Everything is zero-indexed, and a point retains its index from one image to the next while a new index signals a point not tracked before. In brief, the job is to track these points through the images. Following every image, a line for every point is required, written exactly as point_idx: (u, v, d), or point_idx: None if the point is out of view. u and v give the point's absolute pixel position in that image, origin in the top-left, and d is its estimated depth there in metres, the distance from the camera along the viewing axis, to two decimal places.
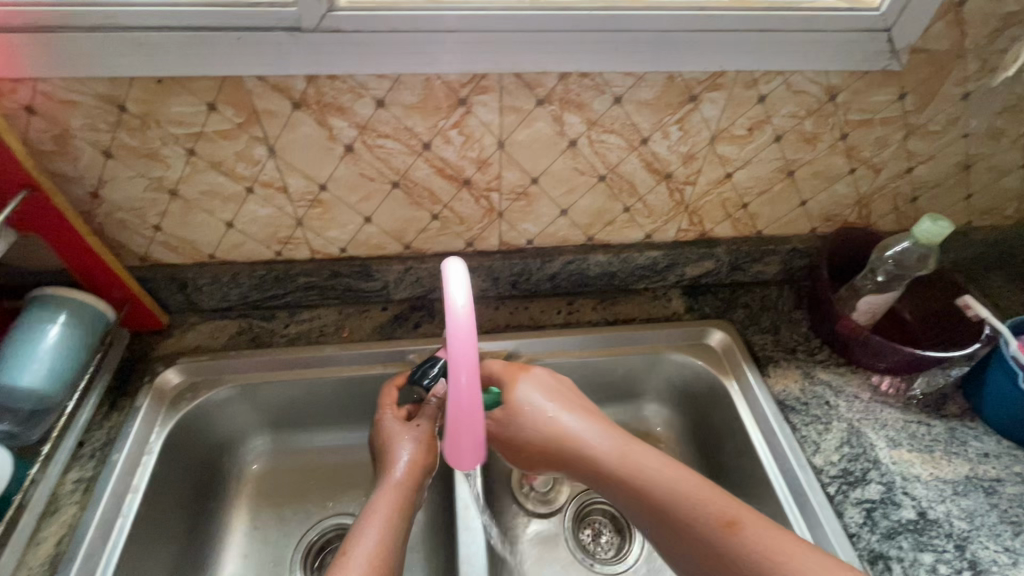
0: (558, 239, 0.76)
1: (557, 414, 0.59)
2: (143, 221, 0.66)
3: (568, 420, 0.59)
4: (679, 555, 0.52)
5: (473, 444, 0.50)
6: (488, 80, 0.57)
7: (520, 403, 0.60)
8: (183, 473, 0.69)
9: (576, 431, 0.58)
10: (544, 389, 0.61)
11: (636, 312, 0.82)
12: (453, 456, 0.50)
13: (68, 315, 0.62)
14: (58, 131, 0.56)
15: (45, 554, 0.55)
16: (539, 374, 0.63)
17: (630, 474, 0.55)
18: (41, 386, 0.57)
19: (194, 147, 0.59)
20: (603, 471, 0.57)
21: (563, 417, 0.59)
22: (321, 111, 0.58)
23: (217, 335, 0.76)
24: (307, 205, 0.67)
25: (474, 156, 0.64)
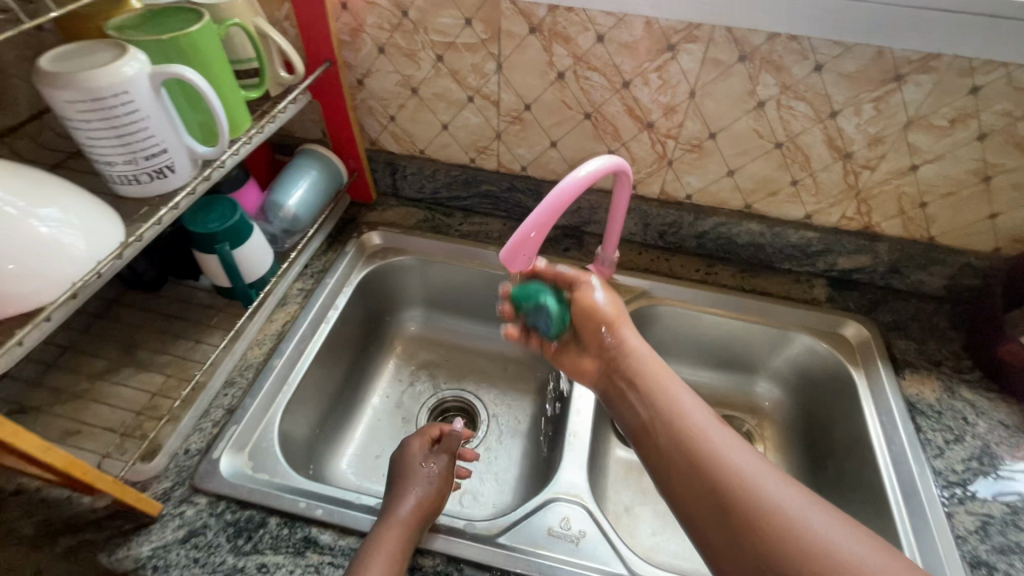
0: (716, 199, 0.81)
1: (619, 327, 0.64)
2: (384, 111, 0.84)
3: (625, 334, 0.63)
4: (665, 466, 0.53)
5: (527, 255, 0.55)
6: (701, 30, 0.64)
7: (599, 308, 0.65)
8: (363, 313, 0.87)
9: (631, 339, 0.63)
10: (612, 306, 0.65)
11: (774, 289, 0.84)
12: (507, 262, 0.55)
13: (322, 166, 0.81)
14: (355, 26, 0.74)
15: (274, 328, 0.74)
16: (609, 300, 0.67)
17: (641, 370, 0.60)
18: (297, 211, 0.77)
19: (443, 55, 0.74)
20: (636, 391, 0.59)
21: (623, 330, 0.63)
22: (550, 39, 0.69)
23: (407, 218, 0.92)
24: (509, 120, 0.80)
25: (664, 102, 0.72)
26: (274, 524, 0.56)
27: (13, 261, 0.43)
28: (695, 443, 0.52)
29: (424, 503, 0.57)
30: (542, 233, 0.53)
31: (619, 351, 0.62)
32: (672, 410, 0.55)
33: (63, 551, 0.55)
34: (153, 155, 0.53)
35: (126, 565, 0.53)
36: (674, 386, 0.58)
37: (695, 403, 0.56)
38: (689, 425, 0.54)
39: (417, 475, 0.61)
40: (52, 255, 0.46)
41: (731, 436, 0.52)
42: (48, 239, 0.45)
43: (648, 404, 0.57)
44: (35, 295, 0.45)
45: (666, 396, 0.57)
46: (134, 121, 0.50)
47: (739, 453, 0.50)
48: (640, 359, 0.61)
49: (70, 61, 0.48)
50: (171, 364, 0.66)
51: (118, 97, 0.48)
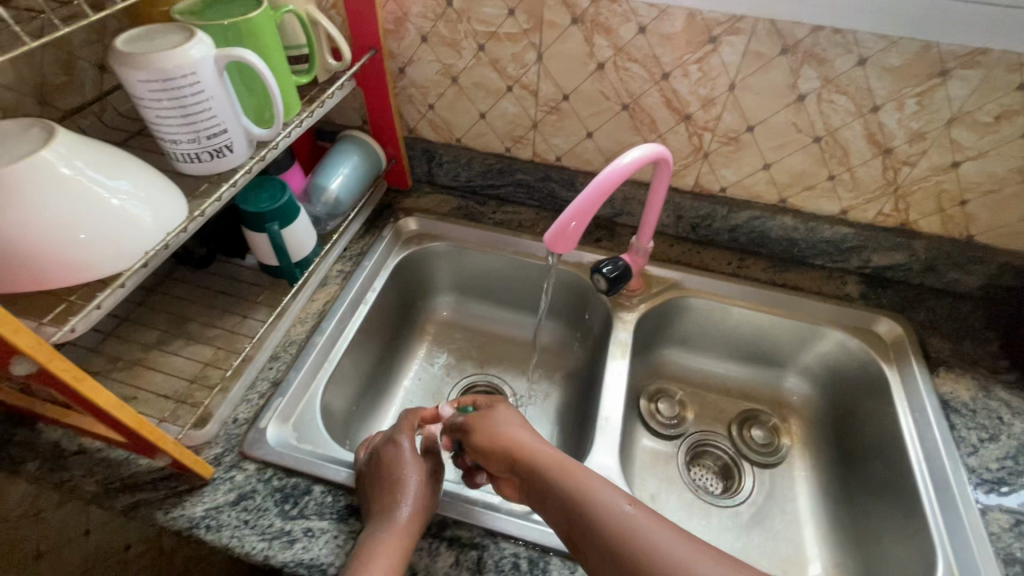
0: (750, 193, 0.82)
1: (511, 431, 0.60)
2: (424, 99, 0.86)
3: (517, 435, 0.59)
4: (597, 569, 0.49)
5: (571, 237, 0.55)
6: (744, 23, 0.64)
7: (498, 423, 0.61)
8: (398, 297, 0.89)
9: (525, 440, 0.59)
10: (509, 423, 0.61)
11: (806, 284, 0.84)
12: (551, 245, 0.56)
13: (362, 151, 0.84)
14: (400, 15, 0.76)
15: (316, 307, 0.76)
16: (505, 416, 0.63)
17: (535, 468, 0.56)
18: (339, 193, 0.79)
19: (485, 44, 0.76)
20: (550, 493, 0.54)
21: (515, 432, 0.60)
22: (592, 29, 0.70)
23: (442, 205, 0.94)
24: (547, 110, 0.81)
25: (703, 94, 0.72)
26: (319, 492, 0.59)
27: (84, 230, 0.46)
28: (621, 540, 0.48)
29: (415, 506, 0.55)
30: (582, 224, 0.55)
31: (523, 458, 0.57)
32: (589, 511, 0.51)
33: (121, 509, 0.58)
34: (214, 135, 0.55)
35: (181, 523, 0.56)
36: (578, 474, 0.54)
37: (599, 480, 0.54)
38: (601, 519, 0.50)
39: (395, 468, 0.57)
40: (121, 227, 0.49)
41: (642, 512, 0.50)
42: (118, 211, 0.48)
43: (565, 506, 0.53)
44: (106, 265, 0.48)
45: (577, 488, 0.53)
46: (198, 101, 0.52)
47: (661, 533, 0.48)
48: (536, 453, 0.57)
49: (142, 42, 0.51)
50: (221, 337, 0.70)
51: (186, 78, 0.51)
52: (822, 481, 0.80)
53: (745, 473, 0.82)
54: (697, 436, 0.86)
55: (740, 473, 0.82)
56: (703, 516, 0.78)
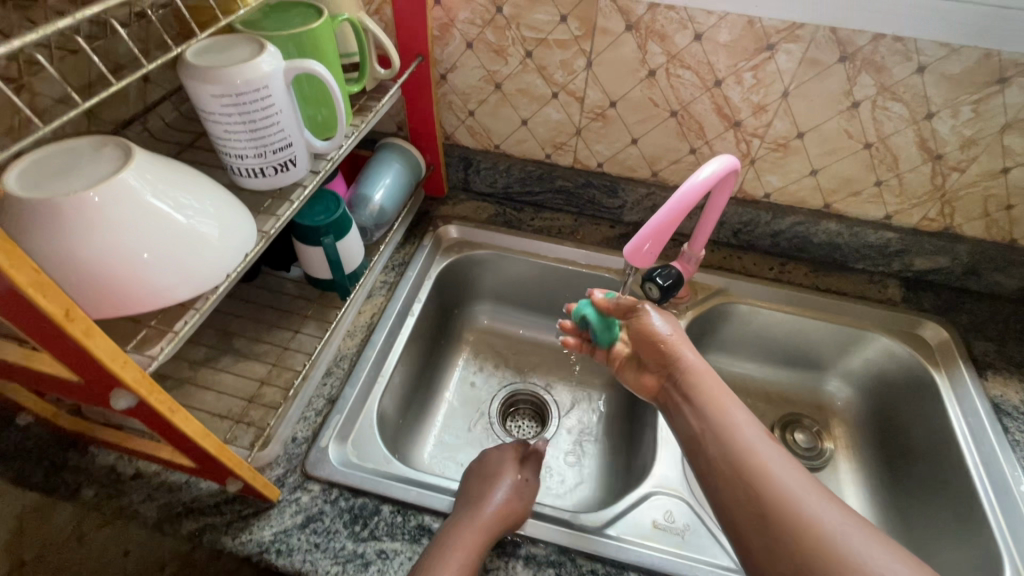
0: (795, 198, 0.82)
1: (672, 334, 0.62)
2: (464, 106, 0.84)
3: (677, 343, 0.62)
4: (710, 466, 0.53)
5: (651, 253, 0.57)
6: (804, 31, 0.64)
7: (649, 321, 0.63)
8: (438, 306, 0.88)
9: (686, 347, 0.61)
10: (669, 322, 0.64)
11: (848, 288, 0.85)
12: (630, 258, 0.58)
13: (403, 159, 0.82)
14: (445, 21, 0.75)
15: (364, 320, 0.75)
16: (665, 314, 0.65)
17: (690, 374, 0.60)
18: (383, 203, 0.77)
19: (533, 51, 0.75)
20: (692, 400, 0.58)
21: (677, 339, 0.62)
22: (645, 37, 0.69)
23: (479, 212, 0.93)
24: (592, 117, 0.80)
25: (755, 101, 0.72)
26: (388, 511, 0.58)
27: (148, 250, 0.43)
28: (741, 451, 0.52)
29: (512, 505, 0.57)
30: (656, 245, 0.56)
31: (680, 367, 0.60)
32: (721, 422, 0.55)
33: (184, 536, 0.56)
34: (280, 148, 0.54)
35: (250, 549, 0.54)
36: (729, 409, 0.56)
37: (748, 421, 0.55)
38: (730, 430, 0.54)
39: (498, 479, 0.61)
40: (189, 246, 0.46)
41: (777, 457, 0.51)
42: (184, 228, 0.45)
43: (709, 428, 0.55)
44: (176, 289, 0.46)
45: (722, 420, 0.55)
46: (269, 115, 0.51)
47: (785, 470, 0.50)
48: (694, 370, 0.59)
49: (212, 55, 0.49)
50: (271, 354, 0.68)
51: (259, 92, 0.49)
52: (869, 483, 0.80)
53: None
54: None
55: None
56: None
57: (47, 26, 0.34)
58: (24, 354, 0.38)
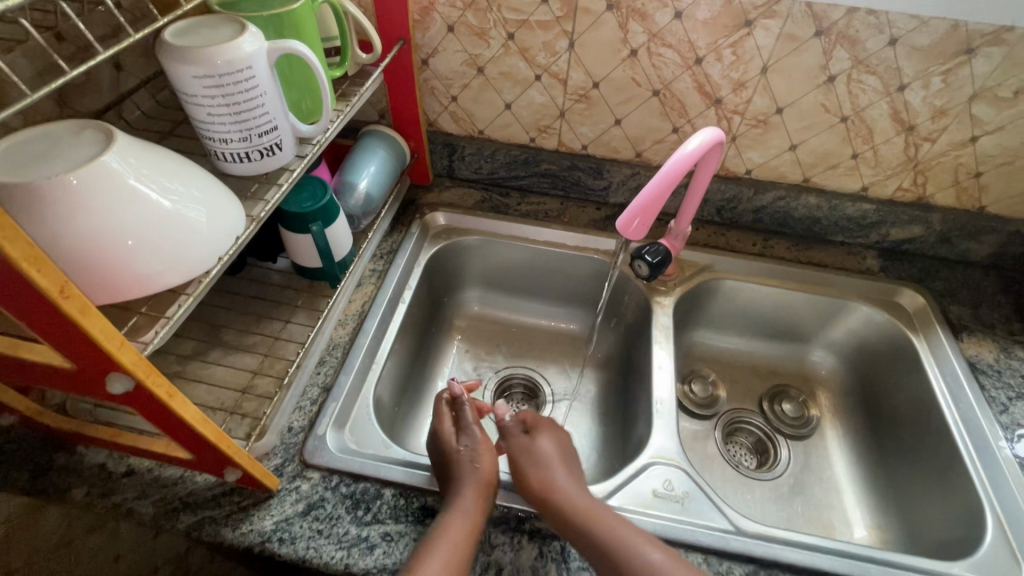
0: (776, 174, 0.83)
1: (554, 473, 0.57)
2: (447, 91, 0.84)
3: (559, 481, 0.56)
4: None
5: (643, 225, 0.57)
6: (781, 6, 0.65)
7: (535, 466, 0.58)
8: (428, 293, 0.87)
9: (563, 484, 0.56)
10: (550, 457, 0.59)
11: (829, 260, 0.87)
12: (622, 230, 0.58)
13: (387, 145, 0.81)
14: (426, 4, 0.74)
15: (356, 308, 0.75)
16: (545, 450, 0.60)
17: (572, 514, 0.53)
18: (369, 189, 0.76)
19: (515, 33, 0.75)
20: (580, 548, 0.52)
21: (557, 476, 0.57)
22: (626, 16, 0.70)
23: (465, 198, 0.93)
24: (576, 98, 0.80)
25: (735, 78, 0.73)
26: (391, 495, 0.58)
27: (132, 236, 0.42)
28: None
29: (477, 495, 0.54)
30: (646, 220, 0.57)
31: (551, 489, 0.55)
32: (622, 555, 0.50)
33: (181, 530, 0.54)
34: (265, 133, 0.53)
35: (251, 539, 0.54)
36: (609, 513, 0.53)
37: (618, 519, 0.53)
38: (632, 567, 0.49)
39: (463, 464, 0.57)
40: (176, 231, 0.45)
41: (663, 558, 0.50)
42: (169, 214, 0.44)
43: (591, 554, 0.51)
44: (163, 275, 0.45)
45: (605, 534, 0.51)
46: (253, 97, 0.50)
47: None
48: (571, 506, 0.53)
49: (192, 36, 0.48)
50: (262, 344, 0.67)
51: (241, 72, 0.48)
52: (855, 447, 0.83)
53: (781, 444, 0.84)
54: (731, 414, 0.88)
55: (776, 447, 0.84)
56: (748, 490, 0.79)
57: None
58: (12, 345, 0.37)
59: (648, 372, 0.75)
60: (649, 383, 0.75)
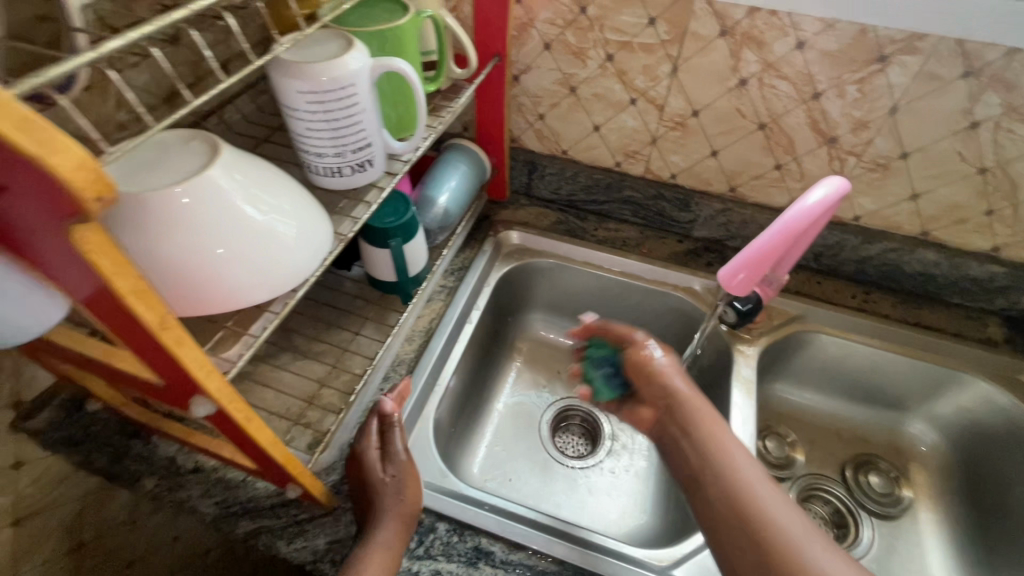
0: (889, 224, 0.75)
1: (673, 371, 0.59)
2: (535, 108, 0.81)
3: (673, 377, 0.59)
4: (709, 519, 0.48)
5: (747, 281, 0.55)
6: (924, 41, 0.58)
7: (644, 358, 0.61)
8: (493, 314, 0.85)
9: (678, 381, 0.58)
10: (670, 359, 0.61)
11: (940, 323, 0.78)
12: (725, 281, 0.55)
13: (469, 159, 0.80)
14: (524, 21, 0.72)
15: (423, 324, 0.74)
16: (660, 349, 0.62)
17: (679, 405, 0.56)
18: (449, 203, 0.75)
19: (615, 54, 0.71)
20: (683, 430, 0.55)
21: (675, 376, 0.59)
22: (740, 43, 0.65)
23: (541, 218, 0.90)
24: (671, 126, 0.75)
25: (857, 116, 0.66)
26: (444, 530, 0.56)
27: (222, 245, 0.42)
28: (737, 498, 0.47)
29: (398, 528, 0.51)
30: (750, 276, 0.54)
31: (676, 401, 0.57)
32: (714, 453, 0.51)
33: (240, 535, 0.55)
34: (359, 149, 0.52)
35: (304, 556, 0.54)
36: (705, 411, 0.55)
37: (709, 416, 0.54)
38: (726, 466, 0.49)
39: (386, 496, 0.52)
40: (268, 246, 0.44)
41: (776, 492, 0.47)
42: (260, 226, 0.44)
43: (689, 454, 0.53)
44: (250, 291, 0.44)
45: (711, 441, 0.52)
46: (351, 114, 0.49)
47: (774, 497, 0.46)
48: (691, 405, 0.56)
49: (301, 52, 0.47)
50: (330, 354, 0.67)
51: (345, 90, 0.48)
52: (954, 539, 0.73)
53: (865, 521, 0.75)
54: (808, 479, 0.80)
55: (856, 524, 0.75)
56: None
57: (160, 20, 0.32)
58: (104, 351, 0.37)
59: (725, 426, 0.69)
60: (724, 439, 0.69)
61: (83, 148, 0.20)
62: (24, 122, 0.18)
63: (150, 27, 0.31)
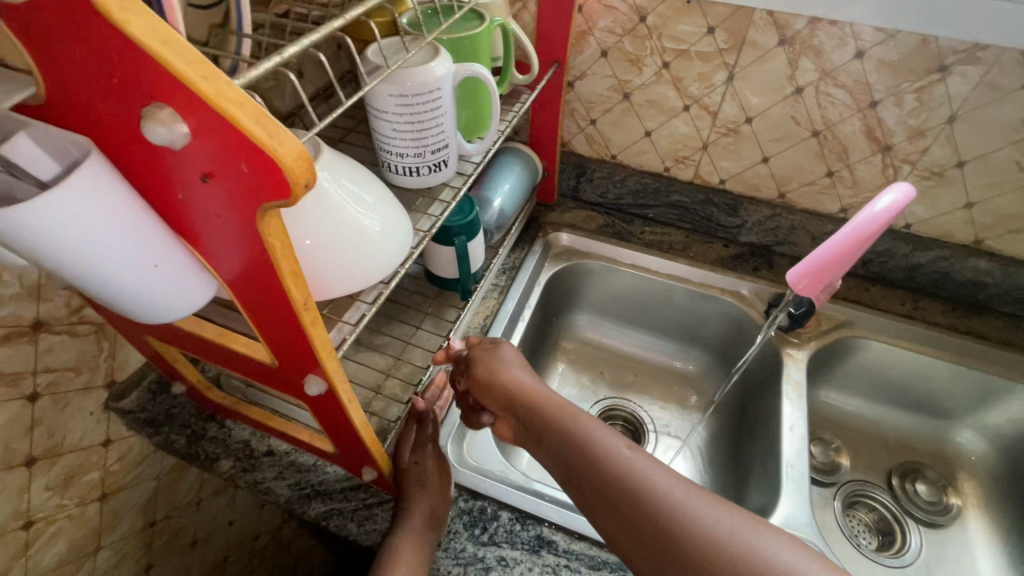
0: (941, 232, 0.75)
1: (511, 368, 0.59)
2: (587, 114, 0.83)
3: (512, 371, 0.59)
4: (609, 529, 0.45)
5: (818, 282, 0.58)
6: (987, 52, 0.59)
7: (487, 369, 0.59)
8: (541, 313, 0.87)
9: (525, 382, 0.57)
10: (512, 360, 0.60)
11: (991, 332, 0.78)
12: (795, 282, 0.59)
13: (523, 162, 0.82)
14: (584, 29, 0.74)
15: (479, 321, 0.76)
16: (505, 352, 0.61)
17: (531, 408, 0.55)
18: (504, 204, 0.77)
19: (671, 62, 0.73)
20: (545, 432, 0.53)
21: (509, 369, 0.59)
22: (799, 52, 0.66)
23: (588, 221, 0.92)
24: (723, 132, 0.77)
25: (914, 125, 0.67)
26: (507, 518, 0.58)
27: (310, 236, 0.44)
28: (622, 499, 0.44)
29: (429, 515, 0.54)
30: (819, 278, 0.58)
31: (526, 400, 0.56)
32: (583, 454, 0.48)
33: (312, 517, 0.58)
34: (436, 150, 0.55)
35: (375, 538, 0.57)
36: (558, 404, 0.54)
37: (571, 409, 0.53)
38: (598, 466, 0.47)
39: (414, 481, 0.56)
40: (356, 241, 0.46)
41: (636, 454, 0.47)
42: (350, 220, 0.45)
43: (560, 450, 0.51)
44: (343, 282, 0.47)
45: (571, 424, 0.51)
46: (434, 116, 0.52)
47: (660, 478, 0.44)
48: (534, 397, 0.55)
49: (392, 57, 0.50)
50: (393, 346, 0.69)
51: (431, 94, 0.50)
52: (1004, 550, 0.73)
53: (912, 527, 0.75)
54: (854, 485, 0.80)
55: (903, 532, 0.75)
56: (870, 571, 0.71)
57: (325, 28, 0.34)
58: (220, 333, 0.40)
59: (776, 427, 0.71)
60: (774, 441, 0.70)
61: (297, 141, 0.24)
62: (257, 117, 0.23)
63: (317, 35, 0.33)
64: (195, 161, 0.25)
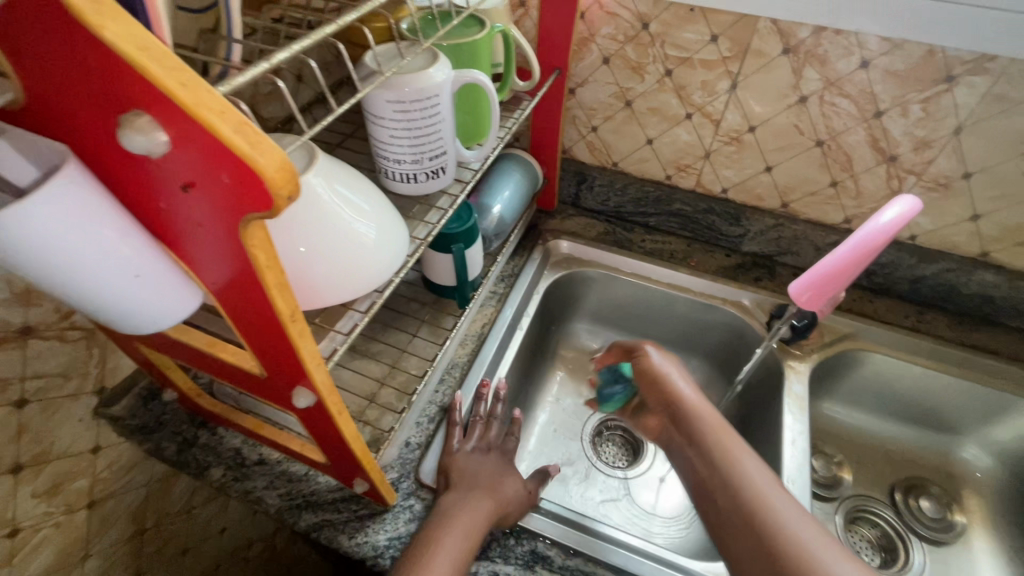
0: (947, 244, 0.74)
1: (677, 379, 0.62)
2: (589, 121, 0.83)
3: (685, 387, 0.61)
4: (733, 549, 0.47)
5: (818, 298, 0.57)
6: (994, 63, 0.58)
7: (653, 365, 0.64)
8: (540, 321, 0.86)
9: (691, 396, 0.60)
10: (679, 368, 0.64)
11: (997, 346, 0.77)
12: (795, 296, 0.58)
13: (523, 168, 0.82)
14: (586, 36, 0.73)
15: (476, 328, 0.75)
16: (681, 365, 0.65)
17: (691, 417, 0.58)
18: (504, 211, 0.76)
19: (674, 70, 0.72)
20: (693, 440, 0.56)
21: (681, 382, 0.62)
22: (803, 61, 0.65)
23: (588, 228, 0.91)
24: (725, 140, 0.76)
25: (919, 136, 0.66)
26: (501, 532, 0.57)
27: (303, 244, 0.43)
28: (755, 514, 0.47)
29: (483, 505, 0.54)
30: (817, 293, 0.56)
31: (686, 412, 0.59)
32: (726, 468, 0.51)
33: (302, 529, 0.56)
34: (434, 157, 0.54)
35: (365, 551, 0.54)
36: (716, 424, 0.56)
37: (727, 432, 0.55)
38: (742, 485, 0.49)
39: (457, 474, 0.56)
40: (352, 247, 0.45)
41: (785, 495, 0.48)
42: (344, 226, 0.45)
43: (710, 469, 0.53)
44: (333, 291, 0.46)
45: (727, 449, 0.53)
46: (432, 123, 0.51)
47: (794, 515, 0.46)
48: (698, 415, 0.57)
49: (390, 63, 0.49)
50: (388, 354, 0.68)
51: (429, 100, 0.49)
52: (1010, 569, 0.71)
53: (915, 544, 0.74)
54: (856, 499, 0.79)
55: (906, 548, 0.74)
56: None
57: (317, 33, 0.34)
58: (206, 341, 0.39)
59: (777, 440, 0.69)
60: (776, 453, 0.68)
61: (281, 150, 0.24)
62: (243, 127, 0.23)
63: (308, 40, 0.33)
64: (177, 169, 0.24)
